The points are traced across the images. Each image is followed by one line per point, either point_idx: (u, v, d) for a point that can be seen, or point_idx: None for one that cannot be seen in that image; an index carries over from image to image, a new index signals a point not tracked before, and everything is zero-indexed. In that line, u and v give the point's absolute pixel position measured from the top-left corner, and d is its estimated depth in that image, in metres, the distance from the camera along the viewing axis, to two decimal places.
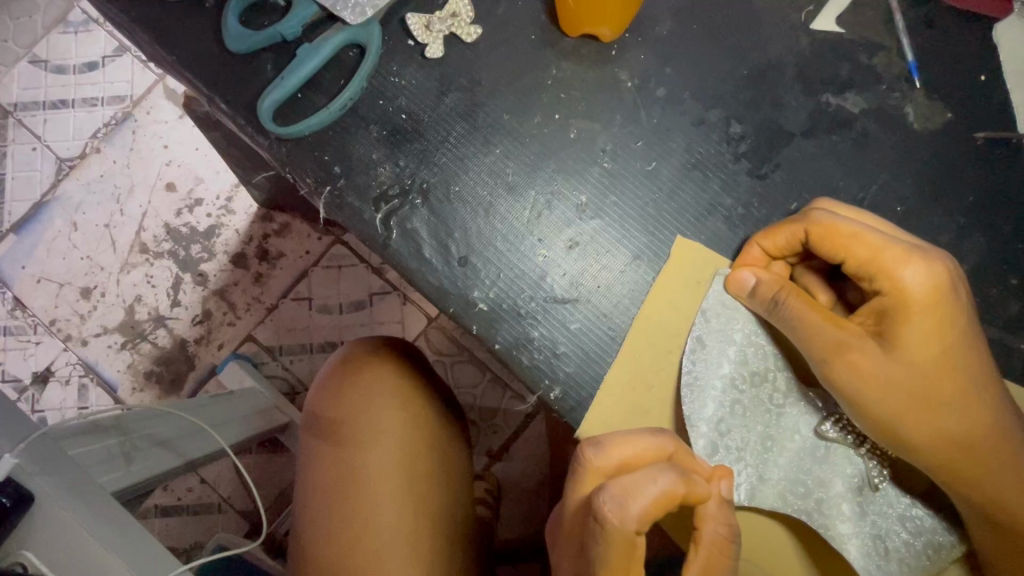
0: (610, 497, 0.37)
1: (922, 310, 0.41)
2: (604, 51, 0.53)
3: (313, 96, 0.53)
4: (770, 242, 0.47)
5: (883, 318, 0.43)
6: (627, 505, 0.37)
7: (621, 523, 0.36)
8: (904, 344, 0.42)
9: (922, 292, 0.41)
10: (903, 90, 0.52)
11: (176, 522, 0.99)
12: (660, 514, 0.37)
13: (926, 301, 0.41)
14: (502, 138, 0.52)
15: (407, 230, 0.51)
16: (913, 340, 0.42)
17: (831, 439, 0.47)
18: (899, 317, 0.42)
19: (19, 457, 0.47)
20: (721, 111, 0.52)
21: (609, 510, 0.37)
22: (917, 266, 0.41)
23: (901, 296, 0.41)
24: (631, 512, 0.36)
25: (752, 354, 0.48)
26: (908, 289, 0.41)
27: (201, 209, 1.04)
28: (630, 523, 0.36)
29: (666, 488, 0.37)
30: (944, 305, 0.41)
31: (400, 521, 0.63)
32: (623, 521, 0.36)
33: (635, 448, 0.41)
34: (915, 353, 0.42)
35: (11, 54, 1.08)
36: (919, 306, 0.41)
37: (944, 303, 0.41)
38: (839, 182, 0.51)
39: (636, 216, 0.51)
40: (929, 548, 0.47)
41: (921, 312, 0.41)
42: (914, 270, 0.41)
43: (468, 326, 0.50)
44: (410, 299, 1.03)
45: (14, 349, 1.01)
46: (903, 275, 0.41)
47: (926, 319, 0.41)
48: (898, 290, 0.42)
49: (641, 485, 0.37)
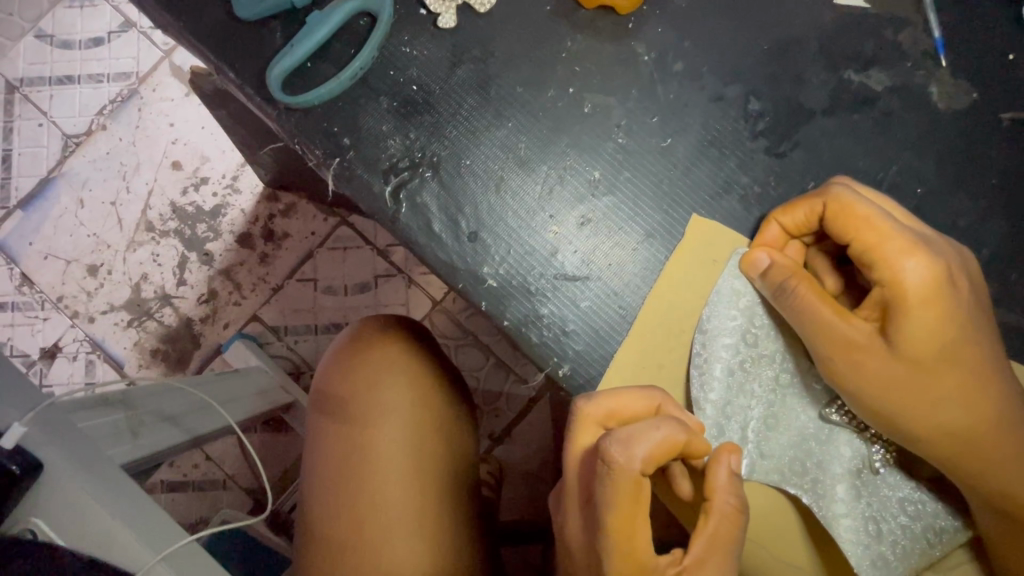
0: (616, 441, 0.38)
1: (928, 302, 0.40)
2: (622, 25, 0.52)
3: (324, 65, 0.52)
4: (790, 219, 0.46)
5: (886, 309, 0.42)
6: (632, 448, 0.37)
7: (627, 466, 0.37)
8: (905, 338, 0.41)
9: (920, 285, 0.40)
10: (929, 68, 0.51)
11: (182, 497, 1.00)
12: (662, 460, 0.38)
13: (924, 296, 0.40)
14: (514, 113, 0.51)
15: (417, 204, 0.50)
16: (916, 334, 0.41)
17: (835, 423, 0.47)
18: (900, 310, 0.41)
19: (28, 426, 0.47)
20: (740, 87, 0.51)
21: (615, 452, 0.37)
22: (918, 258, 0.40)
23: (899, 288, 0.41)
24: (637, 453, 0.37)
25: (760, 335, 0.47)
26: (907, 282, 0.40)
27: (206, 188, 1.04)
28: (636, 464, 0.37)
29: (662, 432, 0.38)
30: (949, 298, 0.41)
31: (404, 497, 0.63)
32: (629, 463, 0.37)
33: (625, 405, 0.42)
34: (918, 347, 0.41)
35: (16, 27, 1.06)
36: (917, 300, 0.40)
37: (945, 297, 0.41)
38: (859, 162, 0.50)
39: (651, 193, 0.50)
40: (930, 532, 0.46)
41: (919, 305, 0.40)
42: (916, 261, 0.40)
43: (477, 302, 0.49)
44: (414, 281, 1.02)
45: (23, 324, 1.01)
46: (912, 263, 0.40)
47: (926, 314, 0.40)
48: (894, 282, 0.41)
49: (644, 431, 0.38)
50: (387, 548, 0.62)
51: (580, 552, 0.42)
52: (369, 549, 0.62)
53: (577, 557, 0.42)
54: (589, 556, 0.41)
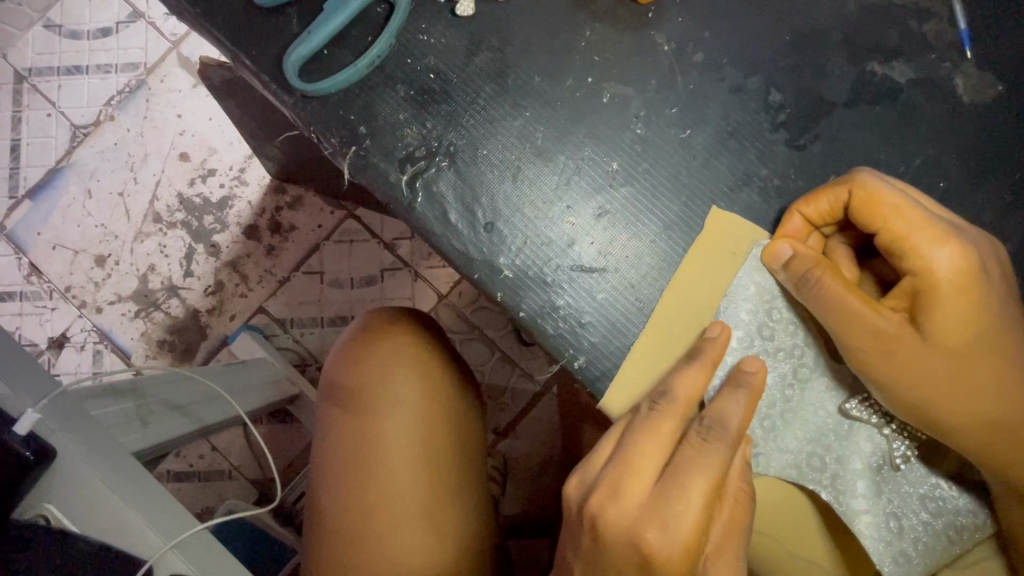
0: (708, 421, 0.41)
1: (954, 291, 0.40)
2: (640, 14, 0.51)
3: (340, 52, 0.52)
4: (813, 208, 0.46)
5: (917, 297, 0.41)
6: (727, 422, 0.41)
7: (728, 433, 0.41)
8: (938, 327, 0.41)
9: (953, 273, 0.40)
10: (954, 60, 0.50)
11: (188, 488, 1.00)
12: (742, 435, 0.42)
13: (955, 284, 0.40)
14: (533, 102, 0.51)
15: (433, 193, 0.50)
16: (948, 322, 0.41)
17: (854, 417, 0.46)
18: (931, 299, 0.41)
19: (42, 413, 0.46)
20: (761, 78, 0.50)
21: (712, 430, 0.41)
22: (950, 247, 0.40)
23: (931, 277, 0.41)
24: (733, 425, 0.41)
25: (778, 328, 0.47)
26: (939, 270, 0.40)
27: (214, 179, 1.03)
28: (734, 432, 0.41)
29: (748, 401, 0.42)
30: (977, 286, 0.40)
31: (414, 490, 0.63)
32: (727, 436, 0.41)
33: (697, 376, 0.43)
34: (950, 335, 0.41)
35: (25, 17, 1.06)
36: (949, 288, 0.40)
37: (974, 288, 0.40)
38: (880, 156, 0.49)
39: (669, 184, 0.50)
40: (950, 529, 0.46)
41: (952, 294, 0.40)
42: (946, 251, 0.40)
43: (493, 293, 0.49)
44: (421, 274, 1.02)
45: (31, 314, 1.01)
46: (938, 254, 0.40)
47: (957, 302, 0.40)
48: (926, 270, 0.41)
49: (731, 407, 0.42)
50: (396, 539, 0.62)
51: (627, 535, 0.39)
52: (378, 540, 0.62)
53: (619, 541, 0.39)
54: (643, 537, 0.38)
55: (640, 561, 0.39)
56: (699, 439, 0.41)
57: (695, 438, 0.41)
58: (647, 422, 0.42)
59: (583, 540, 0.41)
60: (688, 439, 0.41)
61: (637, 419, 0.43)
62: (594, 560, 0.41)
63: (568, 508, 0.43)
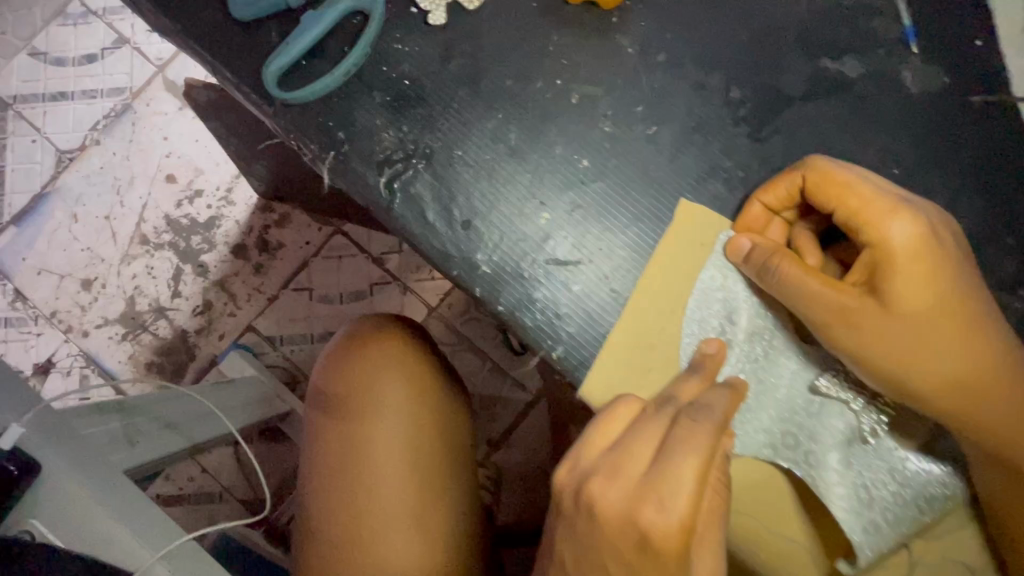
0: (699, 409, 0.41)
1: (909, 260, 0.42)
2: (605, 19, 0.54)
3: (319, 63, 0.54)
4: (771, 197, 0.48)
5: (876, 269, 0.43)
6: (716, 410, 0.41)
7: (716, 415, 0.40)
8: (897, 295, 0.42)
9: (908, 243, 0.42)
10: (901, 54, 0.53)
11: (179, 511, 0.99)
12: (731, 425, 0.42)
13: (911, 254, 0.42)
14: (504, 104, 0.53)
15: (410, 194, 0.51)
16: (907, 290, 0.42)
17: (824, 393, 0.47)
18: (889, 269, 0.43)
19: (25, 427, 0.47)
20: (722, 76, 0.53)
21: (702, 415, 0.40)
22: (903, 219, 0.43)
23: (887, 248, 0.43)
24: (720, 411, 0.41)
25: (748, 311, 0.49)
26: (894, 241, 0.42)
27: (201, 201, 1.05)
28: (722, 415, 0.41)
29: (732, 396, 0.42)
30: (929, 254, 0.42)
31: (403, 496, 0.63)
32: (716, 420, 0.40)
33: (695, 381, 0.45)
34: (912, 303, 0.42)
35: (10, 46, 1.08)
36: (904, 258, 0.42)
37: (930, 256, 0.42)
38: (838, 146, 0.52)
39: (638, 179, 0.52)
40: (923, 501, 0.47)
41: (907, 262, 0.42)
42: (900, 223, 0.42)
43: (470, 289, 0.50)
44: (410, 288, 1.03)
45: (15, 340, 1.01)
46: (890, 227, 0.43)
47: (913, 270, 0.42)
48: (882, 243, 0.43)
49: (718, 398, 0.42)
50: (386, 547, 0.62)
51: (624, 515, 0.38)
52: (367, 548, 0.62)
53: (614, 524, 0.38)
54: (641, 516, 0.37)
55: (638, 542, 0.37)
56: (690, 420, 0.40)
57: (687, 418, 0.40)
58: (647, 416, 0.42)
59: (579, 528, 0.40)
60: (679, 422, 0.40)
61: (636, 413, 0.42)
62: (590, 546, 0.39)
63: (559, 496, 0.42)
